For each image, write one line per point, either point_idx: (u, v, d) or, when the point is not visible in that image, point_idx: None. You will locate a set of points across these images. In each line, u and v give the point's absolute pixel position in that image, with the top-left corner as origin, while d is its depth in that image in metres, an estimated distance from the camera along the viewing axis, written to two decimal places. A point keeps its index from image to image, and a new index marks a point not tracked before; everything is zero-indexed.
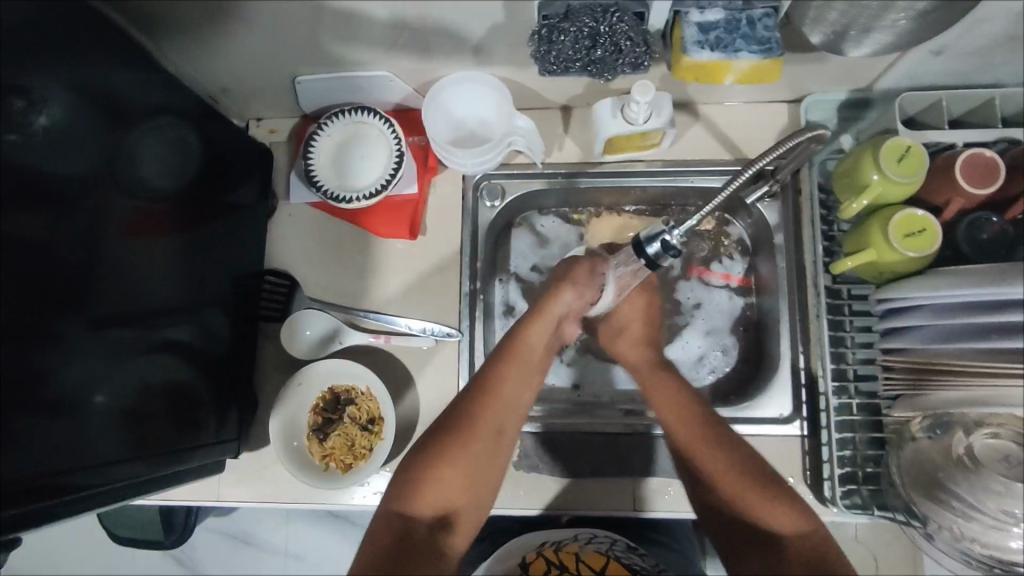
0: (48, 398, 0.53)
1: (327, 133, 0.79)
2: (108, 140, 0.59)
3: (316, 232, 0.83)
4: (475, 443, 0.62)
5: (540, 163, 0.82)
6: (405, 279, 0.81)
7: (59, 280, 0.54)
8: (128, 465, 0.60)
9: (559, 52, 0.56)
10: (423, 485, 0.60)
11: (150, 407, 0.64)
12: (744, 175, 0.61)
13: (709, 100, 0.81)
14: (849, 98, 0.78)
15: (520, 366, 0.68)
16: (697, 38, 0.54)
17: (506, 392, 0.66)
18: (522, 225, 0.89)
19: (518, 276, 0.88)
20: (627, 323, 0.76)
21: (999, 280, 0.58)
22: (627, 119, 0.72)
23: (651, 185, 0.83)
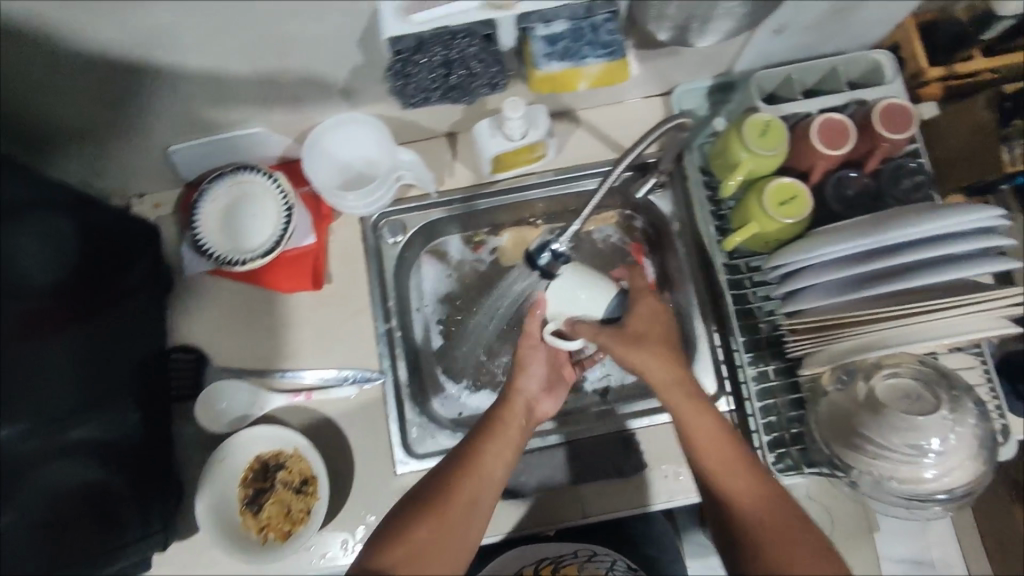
0: None
1: (210, 198, 0.76)
2: None
3: (218, 299, 0.80)
4: (457, 504, 0.58)
5: (434, 192, 0.83)
6: (319, 330, 0.80)
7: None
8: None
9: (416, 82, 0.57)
10: (397, 542, 0.55)
11: (60, 521, 0.59)
12: (613, 175, 0.64)
13: (587, 106, 0.84)
14: (713, 84, 0.82)
15: (505, 442, 0.63)
16: (546, 51, 0.57)
17: (487, 460, 0.61)
18: (435, 254, 0.90)
19: (436, 305, 0.88)
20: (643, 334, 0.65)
21: (860, 233, 0.63)
22: (507, 137, 0.73)
23: (548, 195, 0.85)
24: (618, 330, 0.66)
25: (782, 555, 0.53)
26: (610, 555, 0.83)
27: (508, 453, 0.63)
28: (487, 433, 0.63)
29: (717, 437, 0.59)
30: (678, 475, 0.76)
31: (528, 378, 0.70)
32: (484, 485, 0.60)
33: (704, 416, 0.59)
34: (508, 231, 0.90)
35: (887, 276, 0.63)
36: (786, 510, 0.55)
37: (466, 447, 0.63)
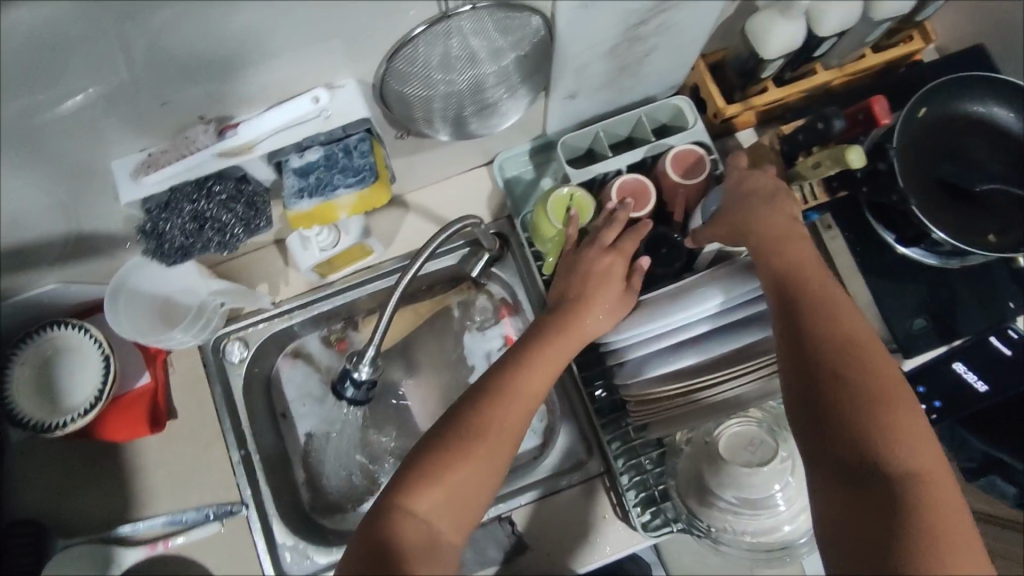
0: None
1: (19, 361, 0.71)
2: None
3: (51, 462, 0.75)
4: (491, 431, 0.52)
5: (269, 304, 0.80)
6: (170, 470, 0.76)
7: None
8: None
9: (169, 236, 0.55)
10: (433, 482, 0.49)
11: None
12: (408, 272, 0.65)
13: (412, 188, 0.82)
14: (533, 146, 0.82)
15: (541, 369, 0.56)
16: (298, 184, 0.56)
17: (534, 378, 0.56)
18: (297, 356, 0.87)
19: (300, 411, 0.85)
20: (760, 193, 0.60)
21: (680, 301, 0.61)
22: (319, 247, 0.71)
23: (391, 284, 0.82)
24: (735, 198, 0.61)
25: (854, 416, 0.47)
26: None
27: (542, 375, 0.56)
28: (558, 317, 0.60)
29: (823, 275, 0.55)
30: (559, 550, 0.73)
31: (615, 269, 0.62)
32: (521, 410, 0.54)
33: (767, 225, 0.58)
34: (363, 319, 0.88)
35: (706, 340, 0.63)
36: (873, 354, 0.50)
37: (507, 364, 0.56)
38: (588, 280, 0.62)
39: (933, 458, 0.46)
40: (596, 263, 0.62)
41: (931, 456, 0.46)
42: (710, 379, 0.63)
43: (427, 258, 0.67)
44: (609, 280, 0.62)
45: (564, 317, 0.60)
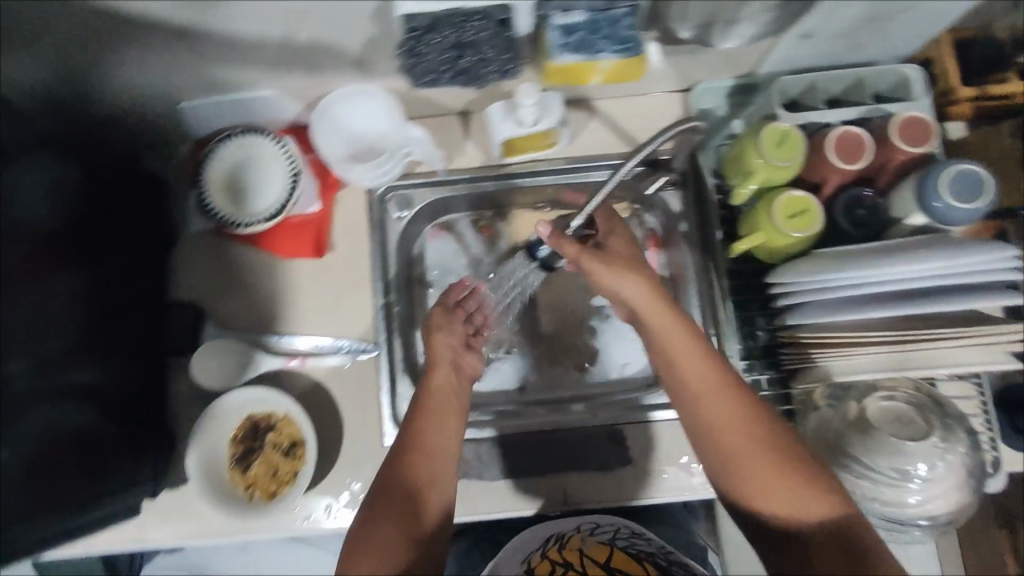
0: None
1: (218, 157, 0.76)
2: None
3: (219, 259, 0.81)
4: (417, 483, 0.59)
5: (442, 170, 0.82)
6: (316, 298, 0.80)
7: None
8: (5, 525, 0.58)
9: (425, 63, 0.56)
10: (372, 539, 0.55)
11: (51, 458, 0.63)
12: (625, 168, 0.61)
13: (604, 95, 0.82)
14: (735, 84, 0.80)
15: (428, 431, 0.62)
16: (561, 40, 0.56)
17: (411, 463, 0.60)
18: (447, 230, 0.89)
19: (436, 284, 0.88)
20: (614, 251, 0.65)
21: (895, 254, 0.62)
22: (517, 121, 0.73)
23: (556, 183, 0.84)
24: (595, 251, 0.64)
25: (718, 449, 0.57)
26: (613, 525, 0.79)
27: (450, 424, 0.63)
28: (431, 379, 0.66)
29: (696, 349, 0.59)
30: None
31: (456, 347, 0.68)
32: (430, 467, 0.60)
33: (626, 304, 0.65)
34: (515, 214, 0.90)
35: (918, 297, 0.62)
36: (723, 405, 0.56)
37: (398, 452, 0.61)
38: (448, 359, 0.67)
39: (763, 481, 0.54)
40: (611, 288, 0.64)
41: (765, 480, 0.54)
42: (921, 335, 0.61)
43: (643, 159, 0.62)
44: (456, 325, 0.70)
45: (423, 373, 0.67)
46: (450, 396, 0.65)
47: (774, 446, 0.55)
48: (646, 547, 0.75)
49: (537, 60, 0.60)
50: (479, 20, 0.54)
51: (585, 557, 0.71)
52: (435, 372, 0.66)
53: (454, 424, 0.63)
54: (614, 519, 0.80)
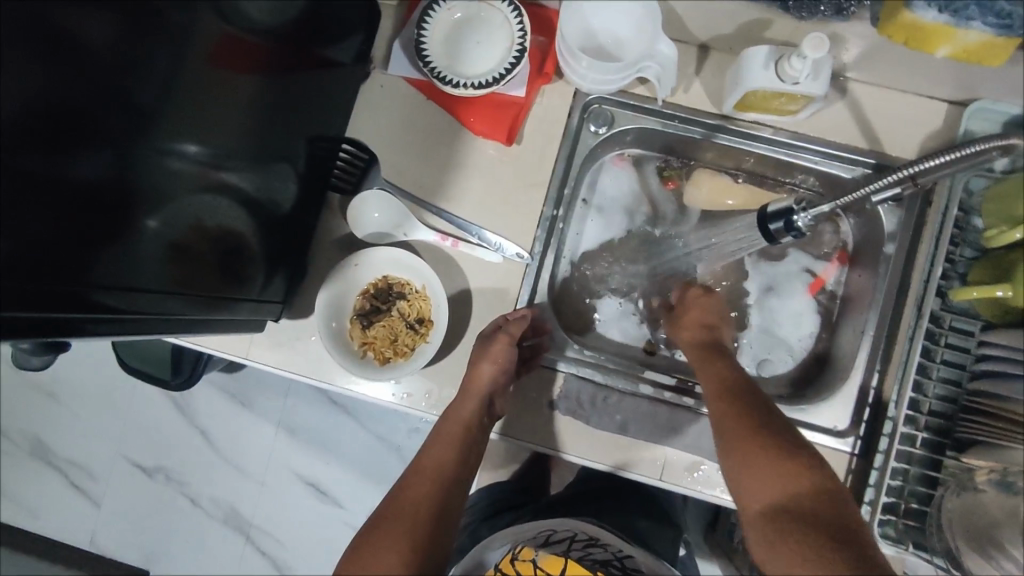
0: (100, 211, 0.52)
1: (448, 7, 0.72)
2: None
3: (405, 112, 0.78)
4: (412, 497, 0.59)
5: (661, 101, 0.75)
6: (486, 185, 0.76)
7: (94, 98, 0.50)
8: (168, 304, 0.57)
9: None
10: (376, 532, 0.55)
11: (200, 248, 0.62)
12: (898, 176, 0.62)
13: (864, 79, 0.73)
14: (1020, 116, 0.69)
15: (449, 445, 0.65)
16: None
17: (425, 467, 0.62)
18: (631, 161, 0.84)
19: (599, 208, 0.85)
20: (691, 308, 0.74)
21: None
22: (780, 74, 0.65)
23: (770, 155, 0.77)
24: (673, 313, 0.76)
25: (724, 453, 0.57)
26: (570, 528, 0.75)
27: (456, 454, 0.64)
28: (458, 398, 0.68)
29: (724, 375, 0.63)
30: None
31: (497, 382, 0.69)
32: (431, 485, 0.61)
33: (697, 329, 0.71)
34: (698, 170, 0.82)
35: None
36: (730, 418, 0.58)
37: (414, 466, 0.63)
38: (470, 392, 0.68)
39: (763, 472, 0.53)
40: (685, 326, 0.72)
41: (763, 472, 0.53)
42: None
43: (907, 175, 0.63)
44: (507, 363, 0.69)
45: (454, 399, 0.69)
46: (466, 431, 0.66)
47: (783, 445, 0.54)
48: (603, 553, 0.72)
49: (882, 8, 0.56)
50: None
51: (536, 572, 0.66)
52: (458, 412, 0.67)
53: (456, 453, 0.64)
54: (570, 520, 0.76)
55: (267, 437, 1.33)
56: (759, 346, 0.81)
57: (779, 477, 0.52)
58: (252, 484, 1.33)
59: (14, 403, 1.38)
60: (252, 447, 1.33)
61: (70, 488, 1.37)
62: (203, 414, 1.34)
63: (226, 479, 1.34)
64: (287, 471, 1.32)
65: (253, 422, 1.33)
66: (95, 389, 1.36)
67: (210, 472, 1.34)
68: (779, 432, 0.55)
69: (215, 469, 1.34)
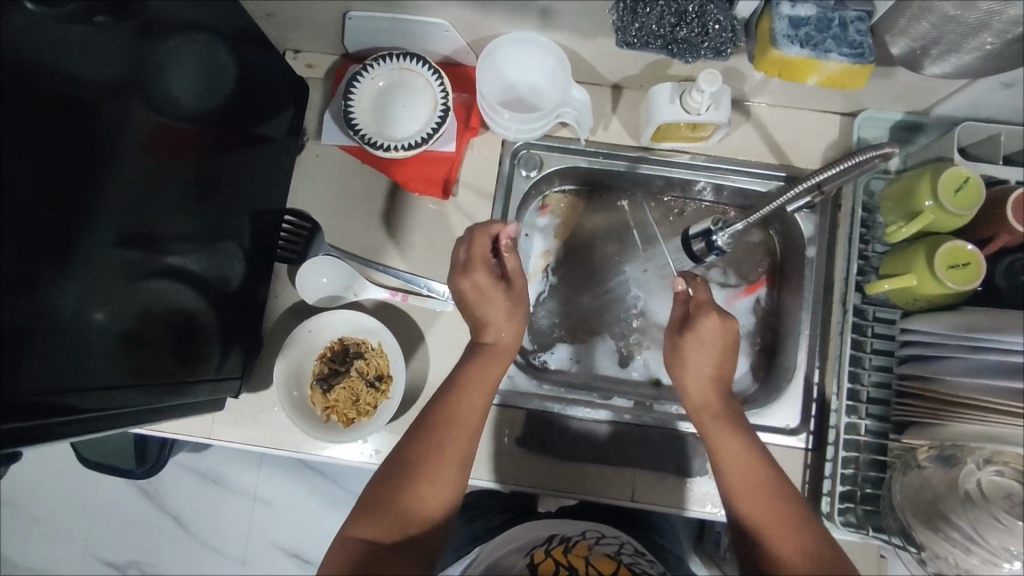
0: (41, 313, 0.50)
1: (371, 76, 0.76)
2: (139, 50, 0.57)
3: (343, 177, 0.80)
4: (430, 460, 0.59)
5: (584, 140, 0.80)
6: (428, 236, 0.79)
7: (39, 206, 0.49)
8: (111, 396, 0.57)
9: (643, 26, 0.56)
10: (382, 514, 0.56)
11: (150, 334, 0.62)
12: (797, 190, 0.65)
13: (764, 100, 0.79)
14: (904, 119, 0.76)
15: (480, 391, 0.63)
16: (787, 32, 0.56)
17: (461, 416, 0.62)
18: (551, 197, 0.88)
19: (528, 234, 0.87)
20: (699, 339, 0.65)
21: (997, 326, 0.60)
22: (684, 107, 0.70)
23: (692, 179, 0.82)
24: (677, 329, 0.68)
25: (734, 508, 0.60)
26: (618, 538, 0.77)
27: (479, 399, 0.63)
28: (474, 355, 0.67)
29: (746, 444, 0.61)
30: None
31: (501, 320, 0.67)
32: (460, 431, 0.61)
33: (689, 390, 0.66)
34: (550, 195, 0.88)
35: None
36: (753, 474, 0.60)
37: (433, 414, 0.62)
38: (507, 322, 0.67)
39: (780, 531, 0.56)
40: (705, 340, 0.65)
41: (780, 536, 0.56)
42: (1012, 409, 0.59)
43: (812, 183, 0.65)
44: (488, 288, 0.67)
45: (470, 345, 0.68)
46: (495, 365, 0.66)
47: (791, 509, 0.57)
48: (649, 566, 0.71)
49: (752, 46, 0.60)
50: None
51: (593, 567, 0.67)
52: (479, 356, 0.67)
53: (483, 402, 0.63)
54: (618, 534, 0.78)
55: (241, 513, 1.30)
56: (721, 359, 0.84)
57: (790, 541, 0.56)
58: (231, 563, 1.30)
59: None
60: (227, 526, 1.30)
61: None
62: (172, 500, 1.31)
63: (203, 564, 1.29)
64: (266, 544, 1.30)
65: (225, 499, 1.30)
66: (54, 489, 1.31)
67: (184, 559, 1.30)
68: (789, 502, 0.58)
69: (190, 554, 1.30)
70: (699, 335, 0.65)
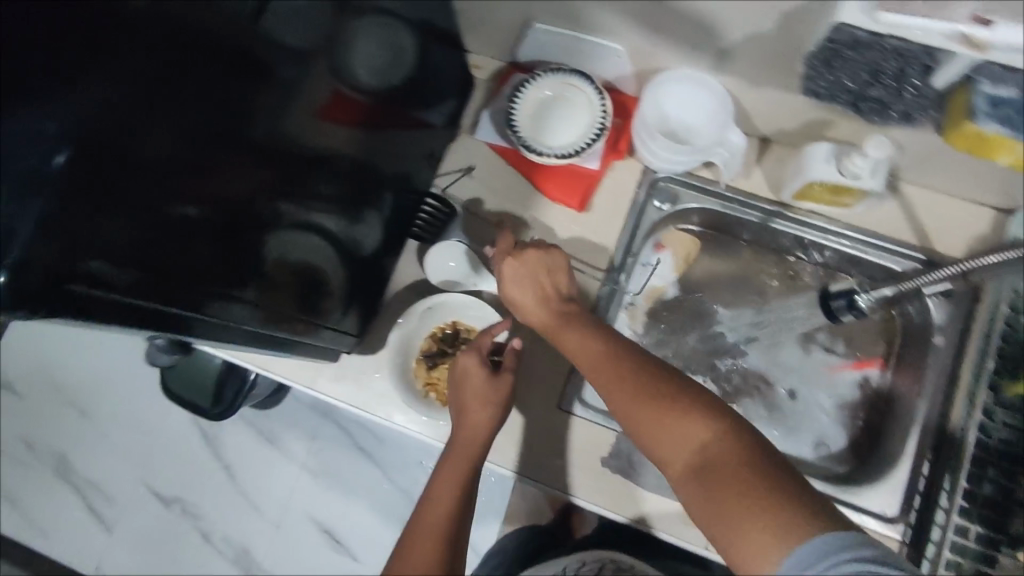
0: (211, 242, 0.52)
1: (537, 85, 0.80)
2: (335, 20, 0.58)
3: (486, 173, 0.85)
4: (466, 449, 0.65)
5: (724, 183, 0.81)
6: (555, 245, 0.82)
7: (228, 146, 0.50)
8: (236, 331, 0.58)
9: (835, 79, 0.60)
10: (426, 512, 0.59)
11: (286, 278, 0.63)
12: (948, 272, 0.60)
13: (916, 180, 0.78)
14: None
15: (496, 390, 0.68)
16: (987, 109, 0.55)
17: (476, 415, 0.66)
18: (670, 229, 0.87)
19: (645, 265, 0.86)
20: (524, 280, 0.65)
21: None
22: (841, 169, 0.71)
23: (823, 243, 0.82)
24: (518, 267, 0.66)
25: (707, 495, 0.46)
26: None
27: (488, 396, 0.67)
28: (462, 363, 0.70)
29: (633, 402, 0.53)
30: None
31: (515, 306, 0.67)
32: (477, 423, 0.66)
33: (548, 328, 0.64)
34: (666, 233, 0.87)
35: None
36: (666, 444, 0.51)
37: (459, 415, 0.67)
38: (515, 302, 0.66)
39: (724, 501, 0.45)
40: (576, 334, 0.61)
41: (739, 509, 0.44)
42: None
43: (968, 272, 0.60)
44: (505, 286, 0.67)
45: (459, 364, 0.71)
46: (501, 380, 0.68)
47: (711, 451, 0.48)
48: None
49: (943, 118, 0.60)
50: (892, 48, 0.54)
51: None
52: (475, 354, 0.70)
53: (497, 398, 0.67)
54: None
55: (291, 475, 1.34)
56: (819, 430, 0.81)
57: (727, 499, 0.45)
58: (266, 525, 1.32)
59: (51, 417, 1.41)
60: (275, 485, 1.33)
61: (87, 509, 1.37)
62: (231, 447, 1.36)
63: (244, 515, 1.33)
64: (304, 515, 1.32)
65: (278, 459, 1.34)
66: (132, 409, 1.39)
67: (229, 507, 1.34)
68: (709, 456, 0.48)
69: (232, 505, 1.34)
70: (520, 265, 0.66)
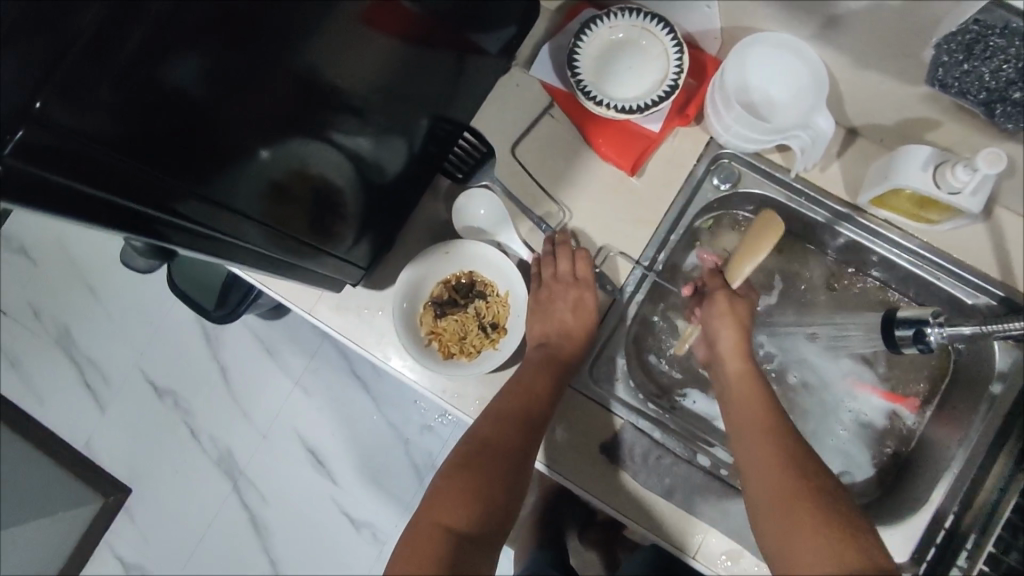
0: (211, 138, 0.42)
1: (609, 25, 0.71)
2: None
3: (535, 115, 0.76)
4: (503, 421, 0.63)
5: (794, 173, 0.72)
6: (595, 207, 0.74)
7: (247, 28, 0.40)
8: (237, 242, 0.51)
9: (970, 71, 0.52)
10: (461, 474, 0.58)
11: (297, 191, 0.55)
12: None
13: (1015, 206, 0.69)
14: None
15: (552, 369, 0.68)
16: None
17: (529, 382, 0.66)
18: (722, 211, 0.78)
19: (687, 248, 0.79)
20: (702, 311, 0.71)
21: None
22: (936, 180, 0.62)
23: (890, 258, 0.73)
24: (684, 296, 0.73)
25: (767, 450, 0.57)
26: None
27: (548, 372, 0.68)
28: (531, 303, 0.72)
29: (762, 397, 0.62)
30: None
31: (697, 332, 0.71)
32: (525, 397, 0.65)
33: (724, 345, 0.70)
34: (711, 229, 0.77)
35: None
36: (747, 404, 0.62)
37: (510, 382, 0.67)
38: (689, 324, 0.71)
39: (769, 458, 0.56)
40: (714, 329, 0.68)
41: (775, 466, 0.55)
42: None
43: None
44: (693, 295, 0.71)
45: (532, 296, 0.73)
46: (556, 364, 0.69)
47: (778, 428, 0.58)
48: None
49: None
50: None
51: None
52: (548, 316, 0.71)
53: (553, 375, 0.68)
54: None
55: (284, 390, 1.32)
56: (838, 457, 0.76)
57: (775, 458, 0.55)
58: (256, 435, 1.31)
59: (59, 289, 1.40)
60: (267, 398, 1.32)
61: (83, 385, 1.37)
62: (230, 352, 1.34)
63: (233, 422, 1.32)
64: (292, 433, 1.30)
65: (274, 374, 1.32)
66: (137, 296, 1.37)
67: (218, 410, 1.33)
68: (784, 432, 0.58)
69: (224, 409, 1.33)
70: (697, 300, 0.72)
